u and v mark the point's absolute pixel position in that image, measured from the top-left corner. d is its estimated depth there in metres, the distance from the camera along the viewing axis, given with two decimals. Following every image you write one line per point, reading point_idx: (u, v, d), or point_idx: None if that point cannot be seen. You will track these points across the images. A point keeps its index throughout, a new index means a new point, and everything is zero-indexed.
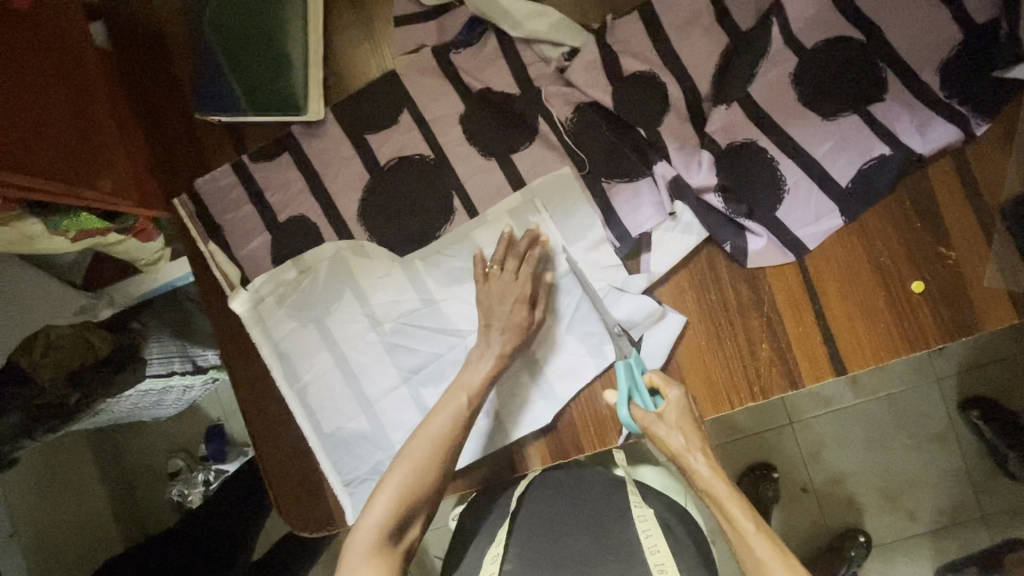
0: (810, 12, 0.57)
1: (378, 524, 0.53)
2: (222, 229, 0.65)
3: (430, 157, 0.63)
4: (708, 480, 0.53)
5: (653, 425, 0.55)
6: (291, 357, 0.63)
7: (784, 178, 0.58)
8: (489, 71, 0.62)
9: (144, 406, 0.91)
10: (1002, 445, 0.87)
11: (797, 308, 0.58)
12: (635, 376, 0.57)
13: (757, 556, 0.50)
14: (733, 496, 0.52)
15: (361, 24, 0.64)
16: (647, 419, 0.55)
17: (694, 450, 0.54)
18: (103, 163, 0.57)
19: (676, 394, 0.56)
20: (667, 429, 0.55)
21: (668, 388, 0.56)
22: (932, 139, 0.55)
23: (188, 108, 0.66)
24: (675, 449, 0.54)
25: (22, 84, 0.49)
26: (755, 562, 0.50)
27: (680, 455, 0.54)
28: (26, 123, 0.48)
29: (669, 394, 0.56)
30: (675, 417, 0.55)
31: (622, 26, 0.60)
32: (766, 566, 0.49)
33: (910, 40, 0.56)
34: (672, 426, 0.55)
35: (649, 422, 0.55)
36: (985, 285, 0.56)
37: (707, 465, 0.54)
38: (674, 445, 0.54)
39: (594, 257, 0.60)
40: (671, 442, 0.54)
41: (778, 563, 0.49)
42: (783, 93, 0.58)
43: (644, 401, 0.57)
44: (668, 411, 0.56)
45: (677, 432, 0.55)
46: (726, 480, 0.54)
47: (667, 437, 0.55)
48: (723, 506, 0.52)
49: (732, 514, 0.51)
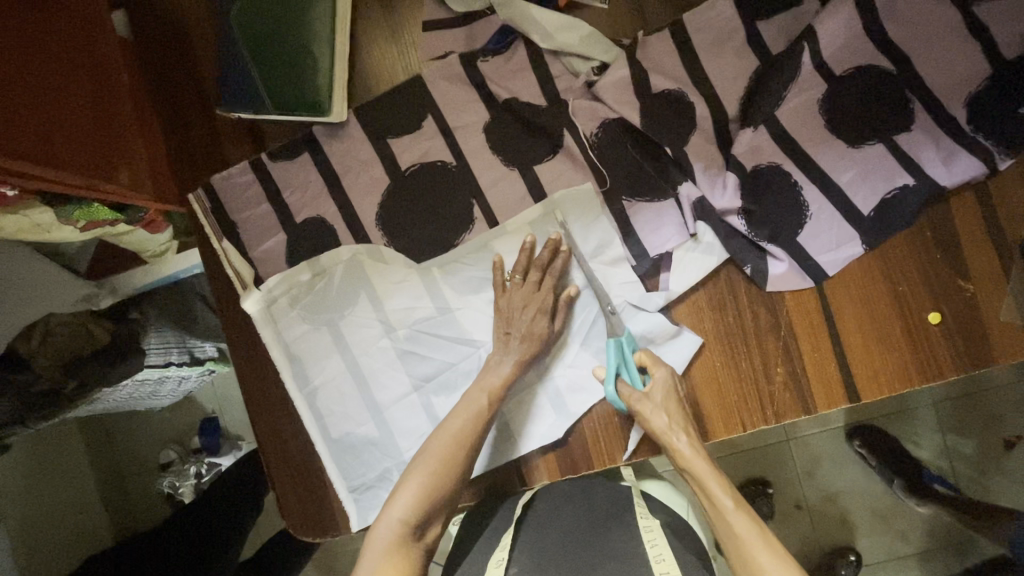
0: (843, 39, 0.57)
1: (401, 519, 0.54)
2: (238, 227, 0.64)
3: (453, 164, 0.62)
4: (687, 457, 0.54)
5: (639, 403, 0.55)
6: (302, 360, 0.63)
7: (807, 205, 0.58)
8: (516, 81, 0.61)
9: (140, 396, 0.89)
10: (959, 467, 0.93)
11: (814, 333, 0.58)
12: (625, 354, 0.58)
13: (735, 532, 0.52)
14: (716, 475, 0.54)
15: (389, 26, 0.63)
16: (633, 397, 0.56)
17: (677, 431, 0.55)
18: (117, 155, 0.56)
19: (663, 373, 0.56)
20: (653, 408, 0.55)
21: (656, 367, 0.57)
22: (956, 172, 0.55)
23: (208, 102, 0.64)
24: (660, 429, 0.54)
25: (33, 67, 0.47)
26: (731, 533, 0.52)
27: (666, 434, 0.54)
28: (36, 110, 0.46)
29: (656, 374, 0.56)
30: (661, 398, 0.55)
31: (654, 42, 0.59)
32: (744, 540, 0.51)
33: (941, 72, 0.55)
34: (658, 406, 0.55)
35: (636, 400, 0.56)
36: (1002, 320, 0.56)
37: (689, 445, 0.55)
38: (658, 424, 0.54)
39: (612, 270, 0.60)
40: (655, 421, 0.55)
41: (755, 535, 0.51)
42: (810, 119, 0.58)
43: (632, 378, 0.58)
44: (654, 390, 0.56)
45: (662, 412, 0.55)
46: (707, 458, 0.55)
47: (653, 416, 0.55)
48: (706, 485, 0.54)
49: (713, 491, 0.54)
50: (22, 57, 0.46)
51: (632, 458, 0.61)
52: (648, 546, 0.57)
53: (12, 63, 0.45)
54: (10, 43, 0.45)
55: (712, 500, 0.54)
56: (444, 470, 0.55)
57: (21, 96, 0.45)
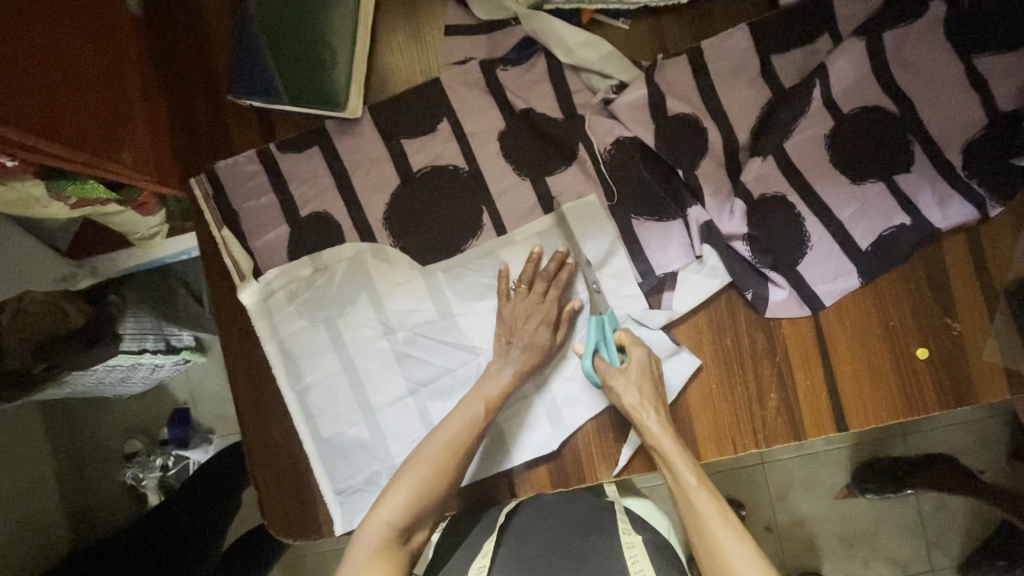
0: (853, 78, 0.58)
1: (388, 521, 0.52)
2: (239, 215, 0.63)
3: (465, 169, 0.62)
4: (656, 435, 0.55)
5: (612, 378, 0.57)
6: (297, 357, 0.62)
7: (809, 236, 0.59)
8: (534, 92, 0.62)
9: (110, 381, 0.87)
10: (927, 502, 0.96)
11: (808, 361, 0.60)
12: (604, 331, 0.59)
13: (695, 506, 0.53)
14: (682, 452, 0.55)
15: (410, 26, 0.63)
16: (608, 372, 0.57)
17: (648, 408, 0.55)
18: (123, 135, 0.55)
19: (640, 354, 0.57)
20: (625, 385, 0.56)
21: (634, 347, 0.58)
22: (951, 215, 0.58)
23: (218, 86, 0.63)
24: (630, 406, 0.55)
25: (34, 31, 0.45)
26: (690, 508, 0.53)
27: (635, 412, 0.55)
28: (36, 79, 0.44)
29: (633, 352, 0.58)
30: (635, 375, 0.57)
31: (672, 66, 0.60)
32: (705, 518, 0.52)
33: (942, 120, 0.58)
34: (631, 383, 0.56)
35: (610, 375, 0.57)
36: (983, 360, 0.58)
37: (659, 422, 0.55)
38: (628, 400, 0.55)
39: (616, 282, 0.61)
40: (626, 397, 0.56)
41: (716, 515, 0.52)
42: (817, 153, 0.59)
43: (610, 355, 0.59)
44: (629, 367, 0.57)
45: (634, 389, 0.56)
46: (674, 437, 0.55)
47: (624, 393, 0.56)
48: (671, 462, 0.54)
49: (676, 466, 0.54)
50: (23, 17, 0.44)
51: (622, 474, 0.61)
52: (629, 562, 0.55)
53: (14, 26, 0.43)
54: (22, 14, 0.44)
55: (676, 477, 0.54)
56: (434, 477, 0.54)
57: (21, 64, 0.43)
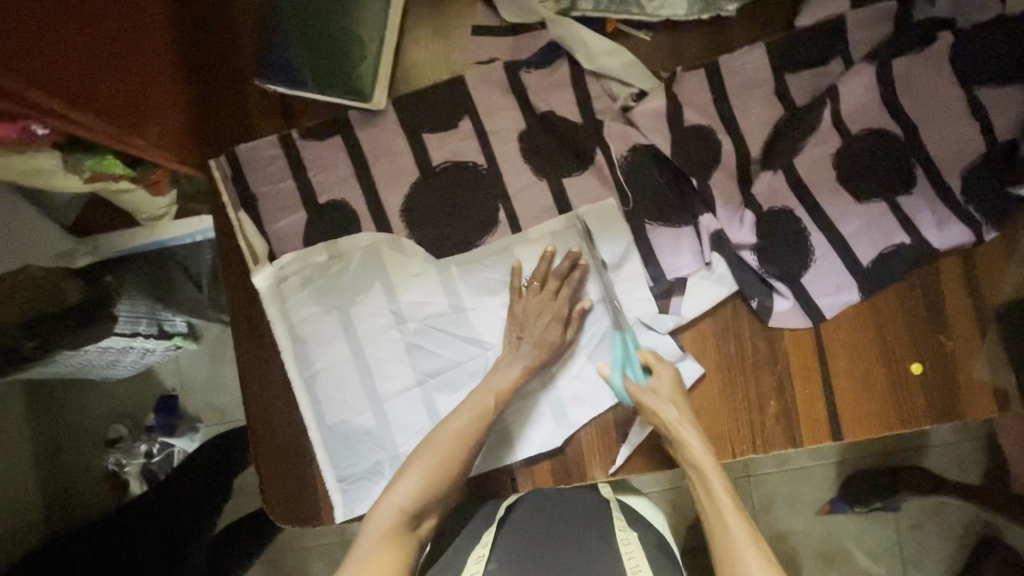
0: (862, 101, 0.61)
1: (400, 506, 0.53)
2: (257, 200, 0.63)
3: (484, 166, 0.63)
4: (693, 452, 0.55)
5: (644, 396, 0.57)
6: (306, 342, 0.62)
7: (813, 251, 0.61)
8: (555, 95, 0.63)
9: (98, 363, 0.83)
10: None
11: (807, 370, 0.61)
12: (629, 350, 0.60)
13: (729, 531, 0.52)
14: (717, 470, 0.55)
15: (437, 25, 0.65)
16: (639, 390, 0.57)
17: (685, 424, 0.56)
18: (150, 112, 0.56)
19: (668, 371, 0.58)
20: (660, 401, 0.56)
21: (661, 365, 0.58)
22: (948, 237, 0.60)
23: (243, 69, 0.64)
24: (668, 421, 0.56)
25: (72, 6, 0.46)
26: (725, 533, 0.52)
27: (672, 426, 0.55)
28: (65, 53, 0.45)
29: (661, 370, 0.58)
30: (667, 391, 0.57)
31: (690, 79, 0.63)
32: (737, 542, 0.51)
33: (943, 146, 0.60)
34: (665, 399, 0.57)
35: (642, 392, 0.57)
36: (973, 377, 0.61)
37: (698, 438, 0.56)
38: (665, 415, 0.56)
39: (628, 286, 0.62)
40: (663, 413, 0.56)
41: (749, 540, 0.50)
42: (824, 170, 0.62)
43: (636, 375, 0.59)
44: (660, 384, 0.57)
45: (670, 404, 0.56)
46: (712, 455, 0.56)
47: (661, 409, 0.56)
48: (708, 479, 0.54)
49: (713, 485, 0.54)
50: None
51: (620, 472, 0.62)
52: (625, 558, 0.53)
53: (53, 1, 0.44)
54: None
55: (711, 494, 0.54)
56: (445, 465, 0.55)
57: (58, 39, 0.44)
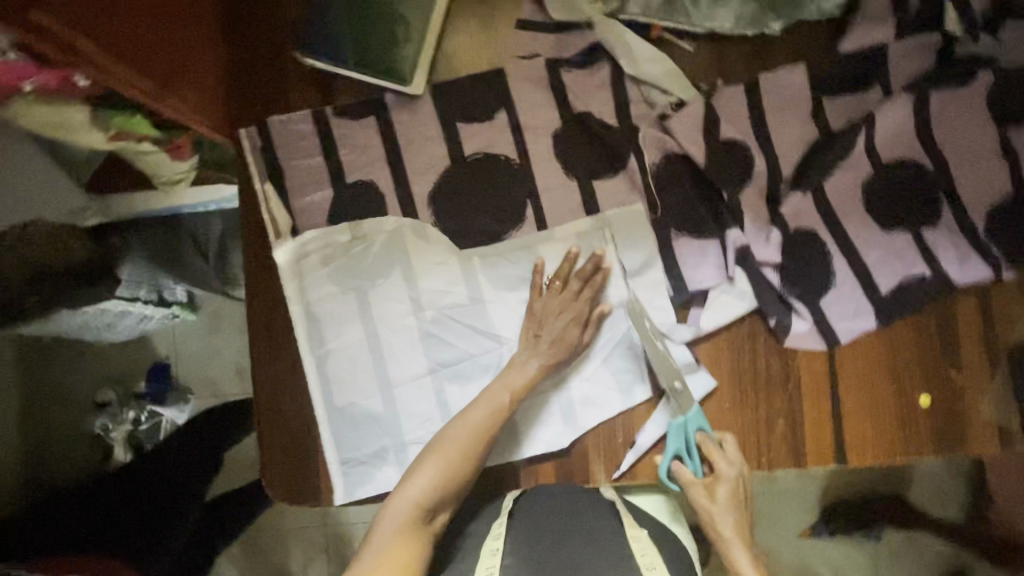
0: (896, 131, 0.61)
1: (415, 500, 0.52)
2: (284, 173, 0.63)
3: (515, 161, 0.63)
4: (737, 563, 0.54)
5: (697, 491, 0.58)
6: (322, 322, 0.61)
7: (834, 275, 0.62)
8: (594, 97, 0.63)
9: (95, 325, 0.77)
10: None
11: (818, 392, 0.62)
12: (689, 439, 0.59)
13: None
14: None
15: (482, 15, 0.64)
16: (693, 485, 0.58)
17: (736, 538, 0.56)
18: (187, 76, 0.55)
19: (730, 474, 0.58)
20: (712, 502, 0.57)
21: (723, 464, 0.58)
22: (968, 273, 0.61)
23: (282, 39, 0.63)
24: (720, 529, 0.56)
25: None
26: None
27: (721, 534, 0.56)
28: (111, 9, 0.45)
29: (722, 469, 0.58)
30: (724, 493, 0.57)
31: (728, 94, 0.63)
32: None
33: (973, 182, 0.61)
34: (722, 505, 0.57)
35: (694, 487, 0.58)
36: (978, 414, 0.61)
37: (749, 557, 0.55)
38: (717, 521, 0.56)
39: (651, 294, 0.62)
40: (717, 518, 0.57)
41: None
42: (852, 196, 0.62)
43: (695, 466, 0.59)
44: (717, 485, 0.58)
45: (727, 513, 0.57)
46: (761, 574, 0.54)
47: (717, 514, 0.57)
48: None
49: None
50: None
51: (624, 479, 0.62)
52: (638, 555, 0.49)
53: None
54: None
55: None
56: (460, 458, 0.54)
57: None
